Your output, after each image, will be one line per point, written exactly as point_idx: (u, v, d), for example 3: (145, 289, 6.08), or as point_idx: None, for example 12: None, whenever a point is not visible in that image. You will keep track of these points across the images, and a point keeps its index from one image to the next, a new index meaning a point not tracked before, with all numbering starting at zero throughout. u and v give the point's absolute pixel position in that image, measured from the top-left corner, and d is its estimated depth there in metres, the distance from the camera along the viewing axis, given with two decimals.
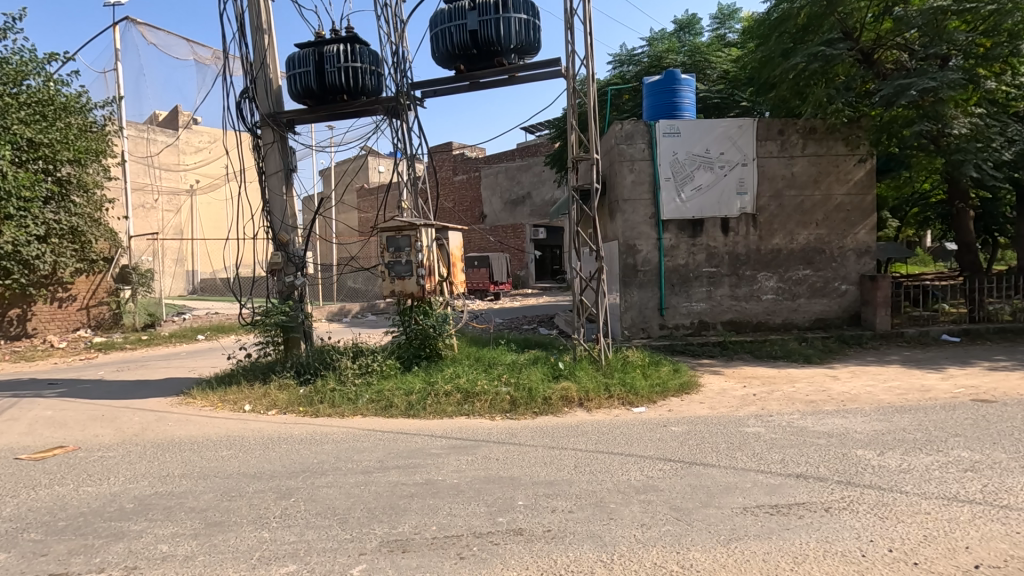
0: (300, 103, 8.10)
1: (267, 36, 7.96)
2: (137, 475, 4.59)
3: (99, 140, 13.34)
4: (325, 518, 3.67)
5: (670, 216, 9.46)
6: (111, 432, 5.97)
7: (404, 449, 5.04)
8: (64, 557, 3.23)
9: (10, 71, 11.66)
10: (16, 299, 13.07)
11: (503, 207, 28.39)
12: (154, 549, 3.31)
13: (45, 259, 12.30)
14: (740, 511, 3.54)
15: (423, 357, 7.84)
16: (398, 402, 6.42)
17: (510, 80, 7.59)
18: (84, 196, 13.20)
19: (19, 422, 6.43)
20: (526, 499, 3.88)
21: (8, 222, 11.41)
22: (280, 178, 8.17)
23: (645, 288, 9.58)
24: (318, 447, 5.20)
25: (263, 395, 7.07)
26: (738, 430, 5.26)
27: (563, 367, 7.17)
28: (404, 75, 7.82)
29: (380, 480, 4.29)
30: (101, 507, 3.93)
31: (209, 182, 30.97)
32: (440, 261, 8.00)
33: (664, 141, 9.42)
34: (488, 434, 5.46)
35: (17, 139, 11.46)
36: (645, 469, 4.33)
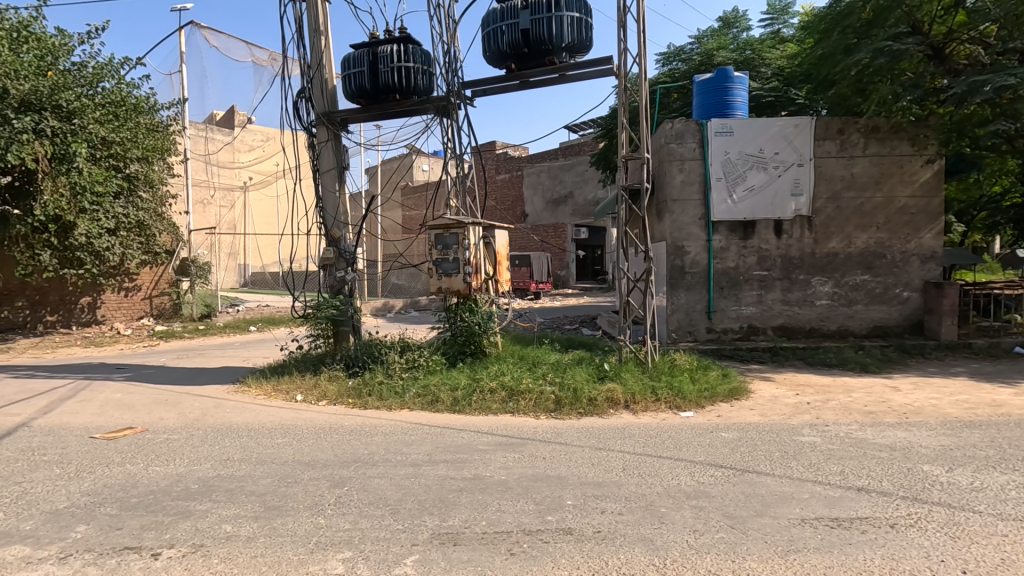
0: (353, 102, 8.31)
1: (325, 38, 8.20)
2: (201, 458, 4.82)
3: (165, 139, 14.13)
4: (378, 507, 3.75)
5: (720, 217, 9.24)
6: (174, 416, 6.30)
7: (451, 444, 5.10)
8: (138, 532, 3.42)
9: (89, 74, 12.29)
10: (87, 288, 14.10)
11: (545, 207, 28.33)
12: (219, 529, 3.46)
13: (115, 250, 12.97)
14: (799, 522, 3.43)
15: (468, 354, 7.89)
16: (444, 398, 6.52)
17: (560, 79, 7.59)
18: (150, 191, 13.96)
19: (92, 402, 6.88)
20: (575, 499, 3.87)
21: (83, 216, 12.06)
22: (334, 176, 8.39)
23: (692, 290, 9.38)
24: (368, 438, 5.34)
25: (314, 385, 7.31)
26: (792, 439, 5.10)
27: (609, 368, 7.11)
28: (455, 74, 7.91)
29: (429, 473, 4.36)
30: (169, 487, 4.14)
31: (261, 179, 32.22)
32: (487, 259, 8.08)
33: (715, 140, 9.20)
34: (533, 432, 5.48)
35: (93, 138, 11.98)
36: (696, 475, 4.25)
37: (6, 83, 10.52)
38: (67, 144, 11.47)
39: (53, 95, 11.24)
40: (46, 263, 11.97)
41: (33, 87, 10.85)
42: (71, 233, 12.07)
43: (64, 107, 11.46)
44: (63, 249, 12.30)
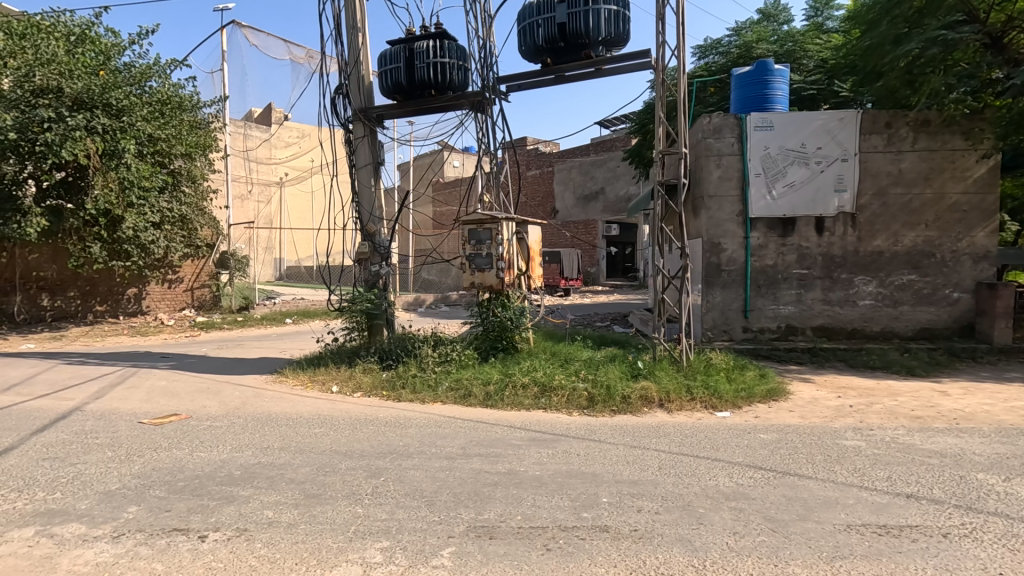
0: (389, 98, 8.40)
1: (361, 34, 8.29)
2: (242, 445, 4.95)
3: (207, 137, 14.57)
4: (414, 499, 3.79)
5: (759, 214, 9.01)
6: (216, 403, 6.50)
7: (486, 438, 5.12)
8: (185, 514, 3.54)
9: (137, 73, 12.59)
10: (133, 280, 14.70)
11: (576, 203, 28.16)
12: (261, 514, 3.55)
13: (160, 244, 13.45)
14: (844, 528, 3.32)
15: (500, 349, 7.88)
16: (476, 392, 6.56)
17: (596, 73, 7.50)
18: (192, 187, 14.45)
19: (138, 389, 7.16)
20: (611, 496, 3.83)
21: (131, 210, 12.51)
22: (370, 171, 8.49)
23: (728, 289, 9.18)
24: (402, 430, 5.41)
25: (349, 377, 7.45)
26: (835, 442, 4.94)
27: (642, 366, 7.02)
28: (490, 69, 7.91)
29: (464, 467, 4.39)
30: (213, 472, 4.27)
31: (297, 175, 33.06)
32: (520, 254, 8.07)
33: (755, 134, 8.97)
34: (567, 429, 5.45)
35: (141, 135, 12.30)
36: (734, 476, 4.17)
37: (61, 82, 10.92)
38: (117, 141, 11.78)
39: (103, 94, 11.50)
40: (97, 255, 12.50)
41: (86, 86, 11.16)
42: (120, 227, 12.55)
43: (114, 105, 11.74)
44: (111, 242, 12.79)
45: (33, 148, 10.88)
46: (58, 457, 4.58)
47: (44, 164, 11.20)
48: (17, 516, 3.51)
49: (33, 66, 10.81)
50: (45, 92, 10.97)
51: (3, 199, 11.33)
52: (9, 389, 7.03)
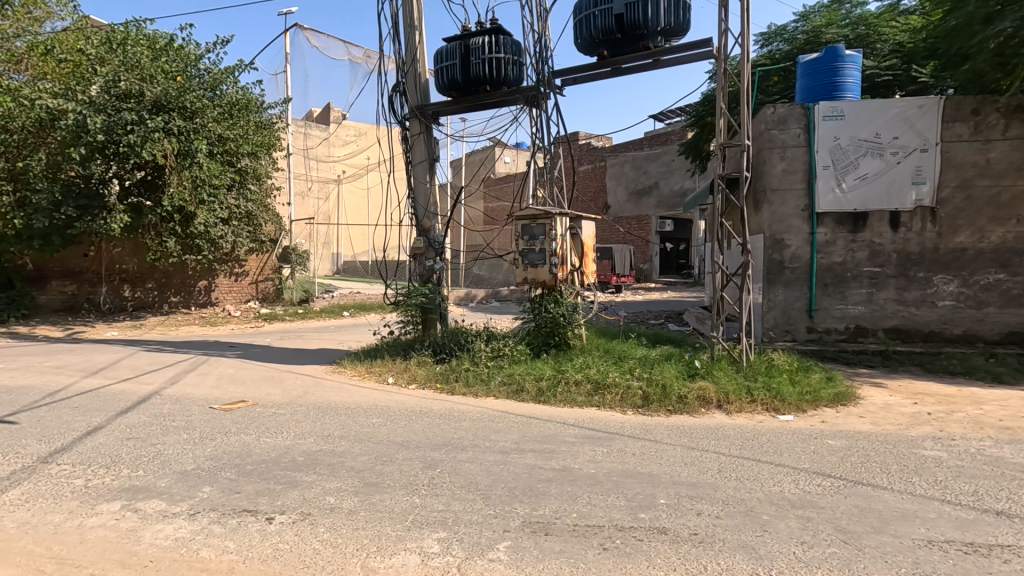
0: (445, 95, 8.49)
1: (419, 32, 8.40)
2: (305, 432, 5.15)
3: (271, 136, 15.18)
4: (469, 491, 3.82)
5: (826, 208, 8.56)
6: (280, 391, 6.80)
7: (539, 434, 5.11)
8: (254, 497, 3.71)
9: (211, 78, 13.24)
10: (204, 273, 15.58)
11: (628, 198, 27.62)
12: (324, 500, 3.68)
13: (228, 239, 14.17)
14: (925, 544, 3.10)
15: (553, 345, 7.82)
16: (529, 387, 6.56)
17: (654, 64, 7.31)
18: (258, 184, 15.13)
19: (209, 376, 7.59)
20: (668, 498, 3.74)
21: (202, 207, 13.20)
22: (425, 167, 8.61)
23: (792, 287, 8.76)
24: (457, 423, 5.47)
25: (405, 369, 7.62)
26: (912, 451, 4.63)
27: (700, 365, 6.81)
28: (546, 63, 7.85)
29: (518, 461, 4.39)
30: (278, 457, 4.46)
31: (354, 172, 34.08)
32: (573, 250, 7.98)
33: (824, 124, 8.51)
34: (621, 427, 5.37)
35: (212, 135, 12.91)
36: (801, 483, 3.98)
37: (142, 86, 11.63)
38: (190, 141, 12.40)
39: (179, 97, 12.19)
40: (172, 249, 13.32)
41: (164, 90, 11.86)
42: (192, 222, 13.29)
43: (188, 108, 12.41)
44: (185, 237, 13.59)
45: (118, 148, 11.67)
46: (140, 437, 4.91)
47: (127, 163, 12.00)
48: (105, 490, 3.79)
49: (118, 72, 11.58)
50: (129, 96, 11.73)
51: (92, 196, 12.24)
52: (97, 373, 7.62)
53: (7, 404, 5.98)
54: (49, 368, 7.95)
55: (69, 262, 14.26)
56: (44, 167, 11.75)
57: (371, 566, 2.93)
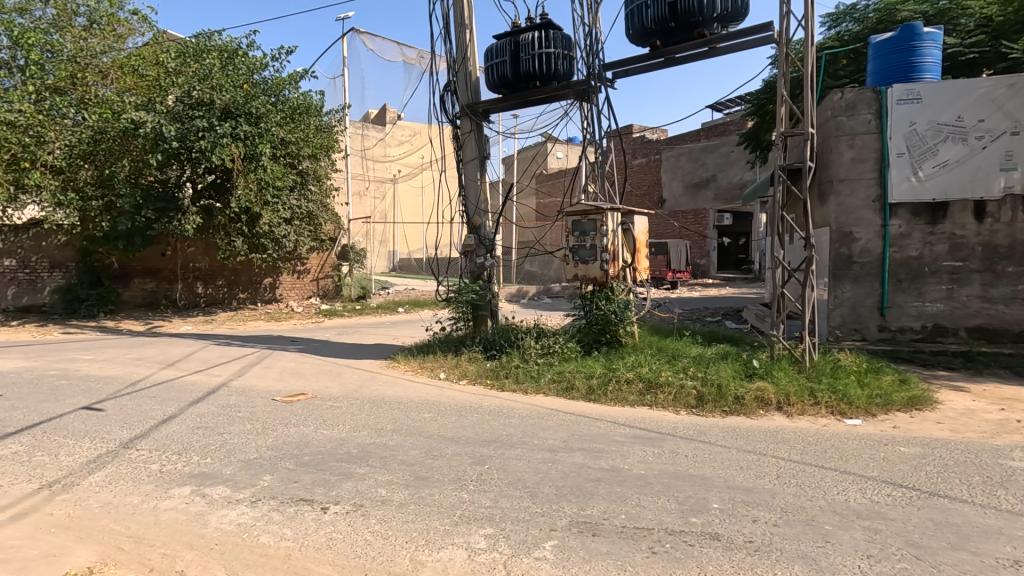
0: (495, 93, 8.52)
1: (469, 31, 8.45)
2: (359, 425, 5.32)
3: (330, 138, 15.69)
4: (517, 489, 3.83)
5: (900, 199, 7.99)
6: (337, 385, 7.06)
7: (588, 432, 5.05)
8: (310, 486, 3.86)
9: (274, 84, 13.82)
10: (269, 270, 16.38)
11: (684, 191, 26.83)
12: (375, 492, 3.78)
13: (291, 238, 14.81)
14: (1010, 564, 2.84)
15: (604, 343, 7.70)
16: (579, 385, 6.51)
17: (710, 52, 7.04)
18: (318, 185, 15.71)
19: (273, 369, 7.98)
20: (722, 503, 3.60)
21: (267, 208, 13.87)
22: (476, 165, 8.67)
23: (861, 283, 8.25)
24: (506, 419, 5.49)
25: (456, 365, 7.73)
26: (997, 462, 4.26)
27: (758, 365, 6.53)
28: (596, 56, 7.72)
29: (566, 460, 4.36)
30: (334, 449, 4.63)
31: (409, 171, 34.84)
32: (625, 246, 7.82)
33: (898, 109, 7.95)
34: (673, 428, 5.23)
35: (275, 139, 13.49)
36: (868, 492, 3.74)
37: (214, 95, 12.30)
38: (255, 145, 13.00)
39: (246, 104, 12.80)
40: (240, 248, 14.06)
41: (232, 98, 12.48)
42: (257, 223, 13.97)
43: (254, 113, 13.01)
44: (251, 237, 14.29)
45: (192, 154, 12.41)
46: (209, 426, 5.22)
47: (200, 168, 12.74)
48: (177, 475, 4.05)
49: (192, 82, 12.30)
50: (200, 104, 12.42)
51: (168, 200, 13.08)
52: (172, 365, 8.17)
53: (95, 392, 6.50)
54: (132, 359, 8.60)
55: (150, 261, 15.38)
56: (127, 173, 12.66)
57: (419, 559, 2.98)
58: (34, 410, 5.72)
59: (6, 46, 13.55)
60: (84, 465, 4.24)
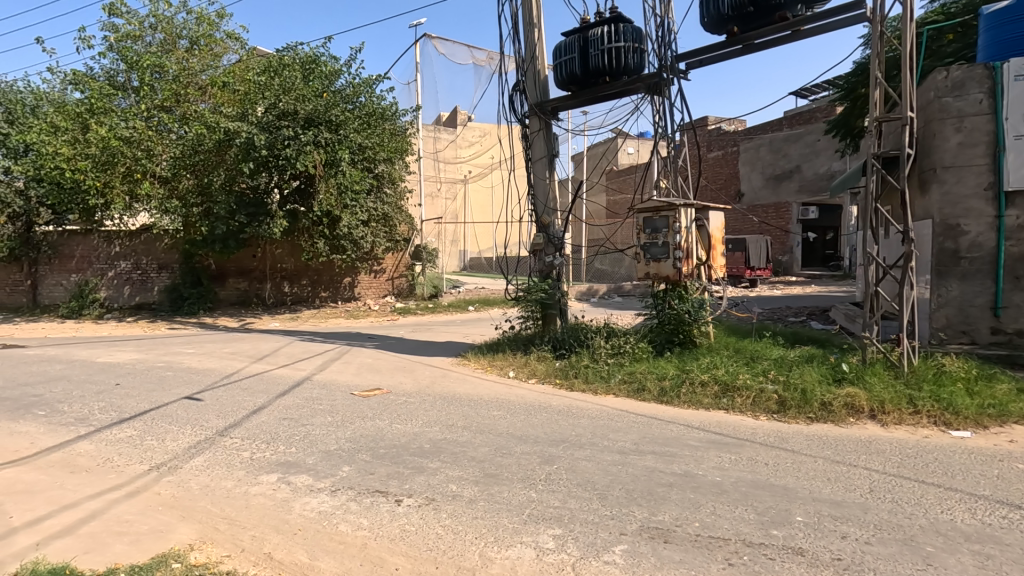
0: (564, 90, 8.45)
1: (538, 30, 8.43)
2: (431, 420, 5.46)
3: (404, 141, 16.15)
4: (586, 490, 3.78)
5: (1018, 186, 7.14)
6: (410, 381, 7.30)
7: (660, 435, 4.91)
8: (385, 478, 4.01)
9: (351, 91, 14.43)
10: (348, 270, 17.19)
11: (765, 184, 25.46)
12: (446, 487, 3.87)
13: (368, 239, 15.46)
14: None
15: (677, 343, 7.44)
16: (650, 386, 6.34)
17: (793, 36, 6.62)
18: (393, 188, 16.28)
19: (351, 364, 8.37)
20: (806, 516, 3.38)
21: (346, 211, 14.59)
22: (544, 164, 8.65)
23: (970, 280, 7.47)
24: (575, 420, 5.45)
25: (525, 364, 7.77)
26: None
27: (847, 369, 6.07)
28: (668, 47, 7.48)
29: (637, 463, 4.26)
30: (407, 443, 4.78)
31: (479, 171, 35.42)
32: (699, 243, 7.52)
33: (1015, 86, 7.13)
34: (752, 434, 4.97)
35: (353, 145, 14.11)
36: (978, 513, 3.37)
37: (297, 106, 13.06)
38: (335, 151, 13.68)
39: (327, 112, 13.46)
40: (322, 250, 14.85)
41: (314, 107, 13.17)
42: (338, 225, 14.72)
43: (334, 120, 13.67)
44: (332, 238, 15.05)
45: (278, 161, 13.25)
46: (294, 417, 5.56)
47: (286, 174, 13.62)
48: (266, 463, 4.34)
49: (278, 95, 13.09)
50: (286, 115, 13.20)
51: (258, 205, 14.00)
52: (262, 359, 8.77)
53: (196, 383, 7.10)
54: (227, 353, 9.32)
55: (243, 262, 16.59)
56: (223, 182, 13.74)
57: (488, 555, 3.02)
58: (145, 398, 6.34)
59: (122, 70, 15.12)
60: (186, 450, 4.64)
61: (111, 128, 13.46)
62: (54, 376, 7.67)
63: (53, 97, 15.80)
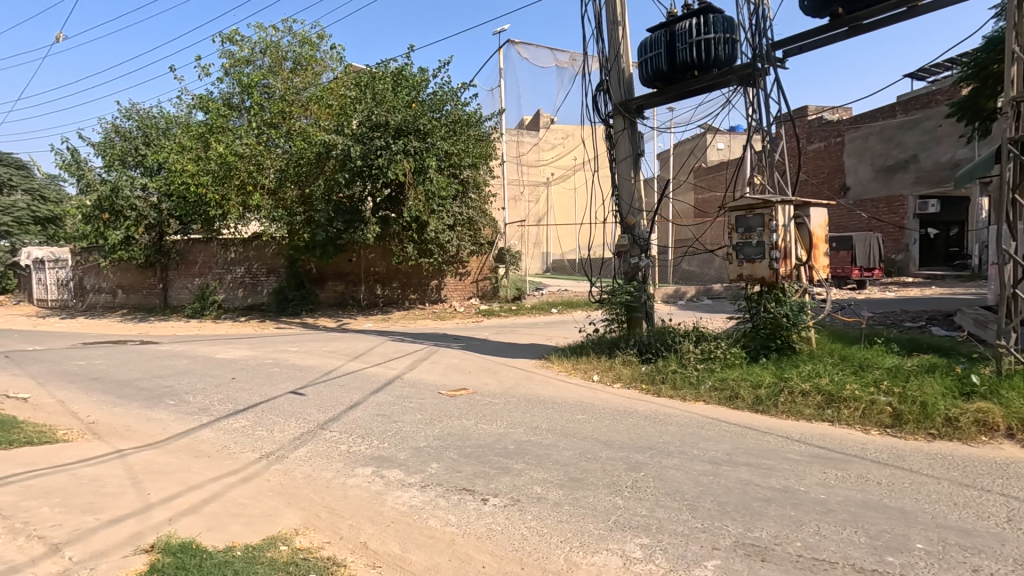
0: (650, 88, 8.24)
1: (622, 28, 8.28)
2: (515, 422, 5.51)
3: (487, 146, 16.42)
4: (675, 500, 3.65)
5: None
6: (495, 382, 7.43)
7: (756, 447, 4.64)
8: (472, 477, 4.11)
9: (437, 100, 14.93)
10: (435, 273, 17.80)
11: (874, 176, 23.33)
12: (531, 489, 3.89)
13: (453, 243, 15.97)
14: None
15: (774, 349, 6.97)
16: (744, 394, 6.00)
17: (909, 12, 6.02)
18: (477, 193, 16.68)
19: (439, 364, 8.66)
20: (928, 543, 3.05)
21: (434, 216, 15.10)
22: (630, 163, 8.48)
23: None
24: (662, 427, 5.27)
25: (610, 367, 7.66)
26: None
27: (978, 382, 5.38)
28: (763, 36, 7.06)
29: (730, 475, 4.04)
30: (493, 443, 4.86)
31: (562, 173, 35.44)
32: (799, 241, 7.01)
33: None
34: (861, 449, 4.57)
35: (440, 152, 14.56)
36: None
37: (388, 117, 13.69)
38: (423, 159, 14.19)
39: (415, 121, 13.98)
40: (411, 254, 15.52)
41: (403, 117, 13.72)
42: (426, 230, 15.30)
43: (422, 129, 14.18)
44: (420, 243, 15.69)
45: (371, 171, 14.00)
46: (387, 414, 5.83)
47: (378, 182, 14.35)
48: (361, 457, 4.59)
49: (371, 108, 13.76)
50: (378, 126, 13.84)
51: (353, 213, 14.88)
52: (358, 358, 9.29)
53: (300, 379, 7.66)
54: (327, 352, 9.99)
55: (340, 266, 17.68)
56: (323, 191, 14.71)
57: (574, 561, 2.99)
58: (257, 392, 6.93)
59: (237, 93, 16.70)
60: (291, 441, 5.02)
61: (228, 146, 14.94)
62: (182, 370, 8.59)
63: (180, 121, 17.76)
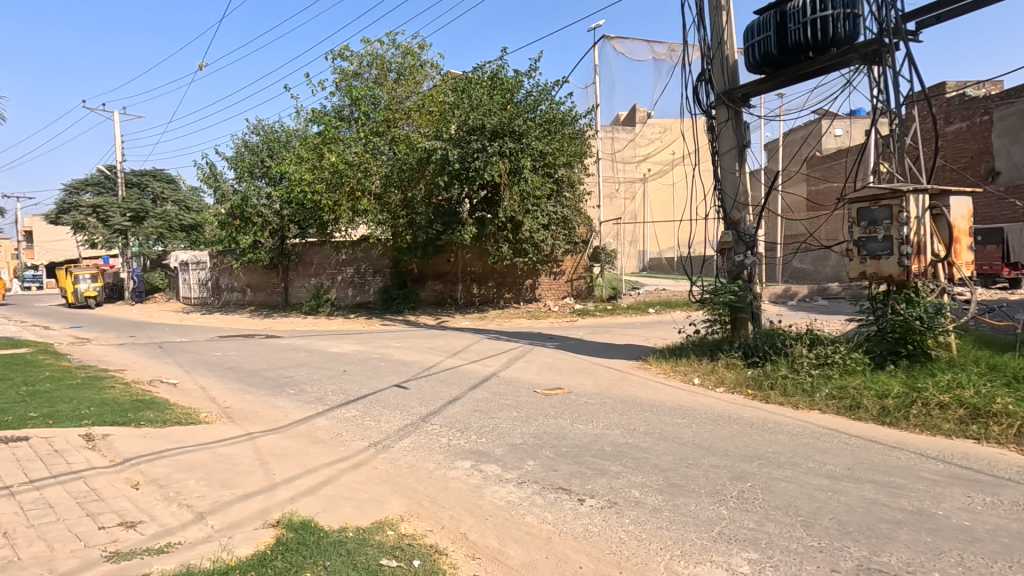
0: (758, 74, 7.75)
1: (725, 12, 7.84)
2: (612, 423, 5.43)
3: (582, 144, 16.24)
4: (788, 515, 3.40)
5: None
6: (590, 382, 7.36)
7: (881, 462, 4.20)
8: (568, 476, 4.10)
9: (532, 100, 15.06)
10: (529, 273, 17.98)
11: None
12: (629, 492, 3.80)
13: (547, 242, 16.08)
14: None
15: (903, 355, 6.27)
16: (867, 404, 5.46)
17: None
18: (572, 191, 16.66)
19: (534, 363, 8.73)
20: None
21: (529, 216, 15.28)
22: (733, 156, 8.02)
23: None
24: (772, 436, 4.93)
25: (712, 370, 7.31)
26: None
27: None
28: (891, 7, 6.37)
29: (851, 492, 3.69)
30: (589, 443, 4.82)
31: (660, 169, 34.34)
32: (935, 236, 6.25)
33: None
34: (1017, 473, 3.97)
35: (535, 152, 14.69)
36: None
37: (484, 120, 13.97)
38: (518, 160, 14.38)
39: (511, 123, 14.22)
40: (507, 253, 15.85)
41: (499, 120, 13.98)
42: (520, 230, 15.55)
43: (518, 130, 14.37)
44: (515, 242, 15.99)
45: (469, 173, 14.42)
46: (483, 410, 5.98)
47: (475, 185, 14.78)
48: (460, 450, 4.74)
49: (468, 113, 14.11)
50: (475, 130, 14.19)
51: (451, 214, 15.43)
52: (456, 354, 9.62)
53: (403, 373, 8.07)
54: (427, 348, 10.44)
55: (439, 267, 18.40)
56: (424, 195, 15.39)
57: (676, 570, 2.88)
58: (365, 384, 7.40)
59: (347, 106, 17.97)
60: (396, 432, 5.30)
61: (339, 155, 16.12)
62: (300, 362, 9.38)
63: (298, 134, 19.39)
